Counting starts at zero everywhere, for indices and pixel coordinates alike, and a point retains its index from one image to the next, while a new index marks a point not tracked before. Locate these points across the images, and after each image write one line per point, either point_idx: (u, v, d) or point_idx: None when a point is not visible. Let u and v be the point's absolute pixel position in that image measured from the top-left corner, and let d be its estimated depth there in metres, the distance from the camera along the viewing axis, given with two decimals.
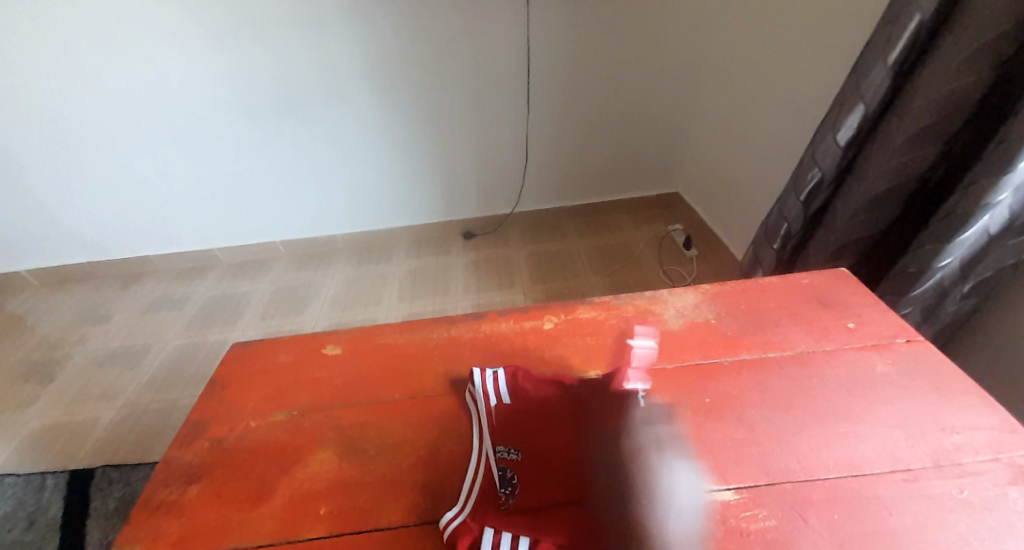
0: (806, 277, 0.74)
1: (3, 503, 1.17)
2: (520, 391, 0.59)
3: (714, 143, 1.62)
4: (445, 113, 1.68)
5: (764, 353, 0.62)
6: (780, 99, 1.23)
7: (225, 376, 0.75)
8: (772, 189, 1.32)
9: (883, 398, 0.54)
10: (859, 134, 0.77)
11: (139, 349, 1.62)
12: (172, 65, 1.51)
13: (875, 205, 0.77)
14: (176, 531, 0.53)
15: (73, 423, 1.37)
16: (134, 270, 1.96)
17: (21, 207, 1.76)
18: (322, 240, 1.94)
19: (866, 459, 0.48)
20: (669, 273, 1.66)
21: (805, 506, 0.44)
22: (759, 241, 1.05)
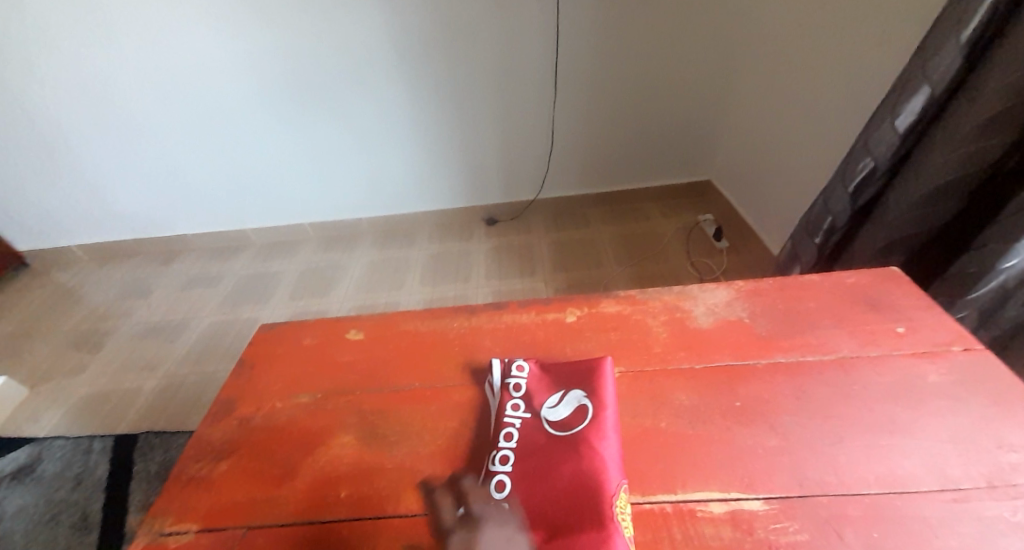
0: (851, 276, 0.69)
1: (53, 462, 1.26)
2: (532, 389, 0.57)
3: (752, 129, 1.54)
4: (472, 96, 1.65)
5: (801, 356, 0.58)
6: (827, 82, 1.14)
7: (254, 357, 0.77)
8: (813, 179, 1.24)
9: (932, 410, 0.50)
10: (920, 121, 0.71)
11: (177, 324, 1.69)
12: (205, 45, 1.51)
13: (933, 198, 0.71)
14: (205, 505, 0.55)
15: (117, 392, 1.45)
16: (173, 248, 2.04)
17: (69, 184, 1.84)
18: (348, 223, 1.96)
19: (911, 475, 0.44)
20: (698, 265, 1.60)
21: (842, 521, 0.41)
22: (800, 234, 0.99)
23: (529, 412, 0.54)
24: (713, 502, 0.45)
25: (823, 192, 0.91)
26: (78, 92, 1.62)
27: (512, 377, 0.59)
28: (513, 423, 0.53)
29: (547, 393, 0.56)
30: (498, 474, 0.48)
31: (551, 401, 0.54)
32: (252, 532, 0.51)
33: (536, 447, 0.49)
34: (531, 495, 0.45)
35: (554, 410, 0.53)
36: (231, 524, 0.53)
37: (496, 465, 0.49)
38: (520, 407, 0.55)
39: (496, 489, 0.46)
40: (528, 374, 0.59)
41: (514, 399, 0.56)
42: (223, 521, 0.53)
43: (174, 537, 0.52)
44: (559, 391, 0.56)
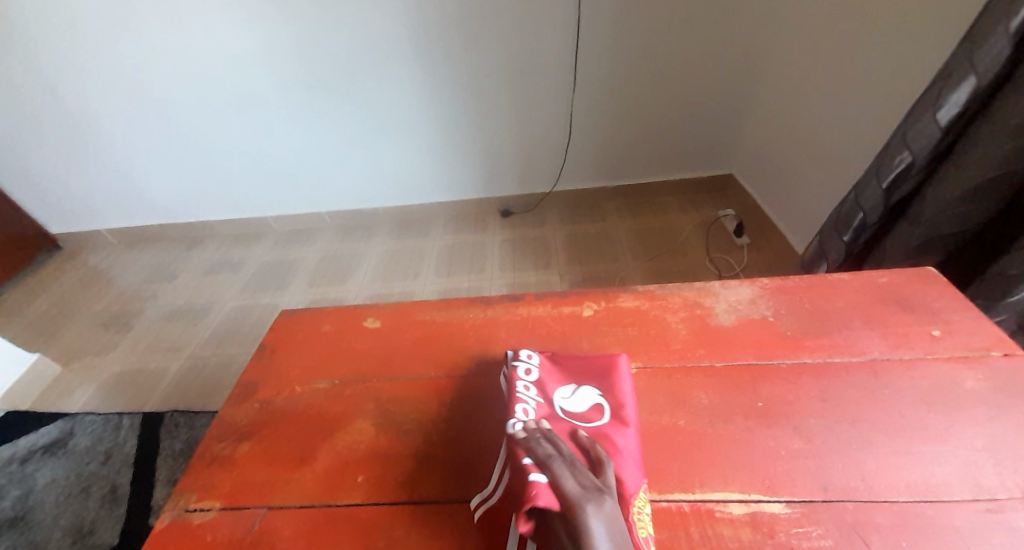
0: (884, 275, 0.67)
1: (85, 436, 1.31)
2: (545, 378, 0.56)
3: (778, 121, 1.48)
4: (490, 85, 1.62)
5: (828, 358, 0.56)
6: (860, 72, 1.10)
7: (274, 341, 0.78)
8: (844, 174, 1.20)
9: (968, 418, 0.48)
10: (963, 115, 0.67)
11: (200, 307, 1.74)
12: (226, 34, 1.52)
13: (973, 197, 0.68)
14: (229, 483, 0.57)
15: (144, 372, 1.50)
16: (196, 234, 2.09)
17: (98, 169, 1.89)
18: (365, 212, 1.98)
19: (943, 483, 0.43)
20: (717, 262, 1.57)
21: (867, 528, 0.40)
22: (828, 231, 0.96)
23: (543, 398, 0.53)
24: (731, 503, 0.44)
25: (854, 187, 0.87)
26: (106, 81, 1.65)
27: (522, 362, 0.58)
28: (527, 403, 0.51)
29: (561, 385, 0.55)
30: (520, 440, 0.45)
31: (564, 392, 0.54)
32: (271, 513, 0.53)
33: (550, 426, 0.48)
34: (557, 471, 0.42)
35: (568, 401, 0.53)
36: (252, 504, 0.54)
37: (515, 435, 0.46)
38: (532, 391, 0.54)
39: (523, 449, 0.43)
40: (540, 362, 0.58)
41: (523, 380, 0.55)
42: (245, 501, 0.54)
43: (198, 514, 0.54)
44: (573, 385, 0.55)
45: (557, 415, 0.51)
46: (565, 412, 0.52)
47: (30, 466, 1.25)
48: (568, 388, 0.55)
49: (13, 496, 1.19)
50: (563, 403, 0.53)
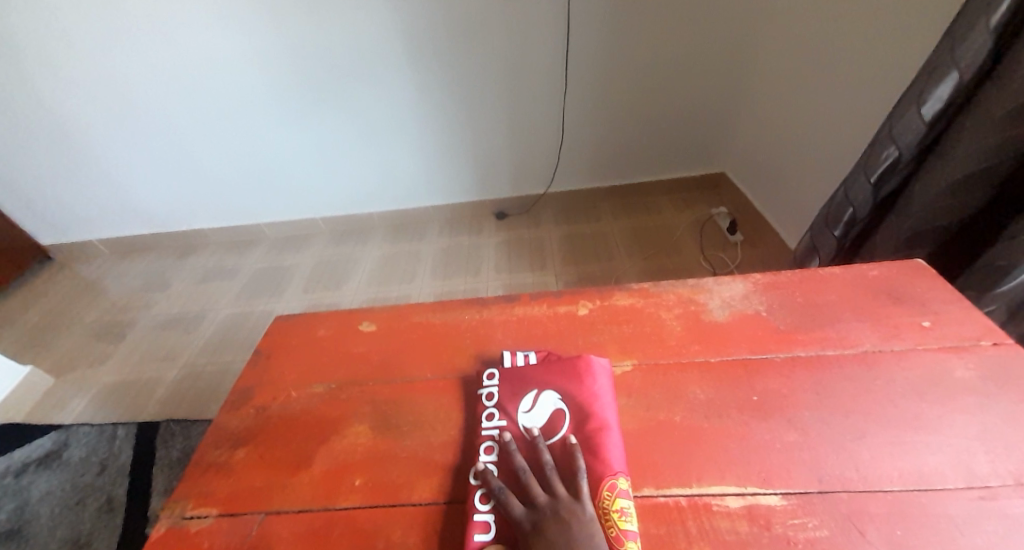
0: (874, 268, 0.67)
1: (79, 448, 1.30)
2: (504, 396, 0.56)
3: (769, 118, 1.49)
4: (483, 87, 1.63)
5: (821, 351, 0.57)
6: (849, 68, 1.11)
7: (269, 347, 0.78)
8: (834, 169, 1.21)
9: (961, 407, 0.48)
10: (948, 108, 0.68)
11: (195, 315, 1.73)
12: (217, 39, 1.52)
13: (958, 190, 0.69)
14: (225, 490, 0.56)
15: (139, 381, 1.49)
16: (189, 242, 2.08)
17: (88, 177, 1.88)
18: (360, 217, 1.98)
19: (937, 472, 0.43)
20: (711, 259, 1.58)
21: (863, 518, 0.40)
22: (818, 226, 0.97)
23: (506, 421, 0.54)
24: (729, 496, 0.44)
25: (843, 183, 0.88)
26: (96, 89, 1.64)
27: (485, 387, 0.59)
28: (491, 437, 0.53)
29: (523, 397, 0.55)
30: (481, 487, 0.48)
31: (526, 405, 0.54)
32: (268, 518, 0.52)
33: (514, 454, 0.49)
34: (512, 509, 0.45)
35: (531, 414, 0.53)
36: (249, 510, 0.54)
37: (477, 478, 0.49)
38: (496, 416, 0.55)
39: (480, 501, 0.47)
40: (500, 382, 0.59)
41: (489, 408, 0.56)
42: (243, 507, 0.54)
43: (194, 521, 0.54)
44: (534, 393, 0.55)
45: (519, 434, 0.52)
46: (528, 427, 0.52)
47: (23, 480, 1.24)
48: (529, 399, 0.55)
49: (7, 510, 1.18)
50: (525, 417, 0.53)
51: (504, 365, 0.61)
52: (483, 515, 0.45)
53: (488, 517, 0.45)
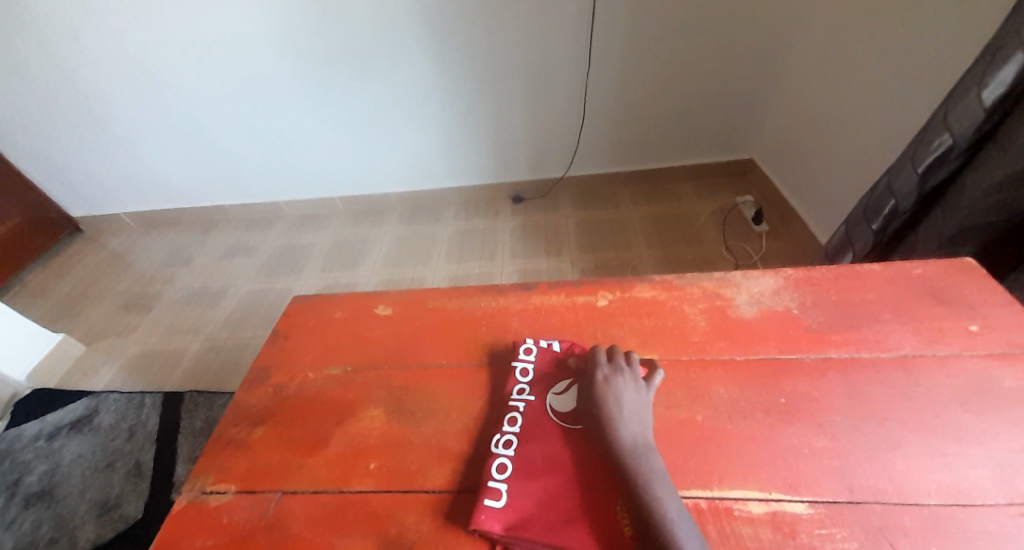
0: (917, 266, 0.64)
1: (109, 414, 1.35)
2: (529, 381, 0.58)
3: (805, 102, 1.41)
4: (503, 67, 1.58)
5: (856, 353, 0.54)
6: (899, 48, 1.03)
7: (287, 327, 0.78)
8: (874, 157, 1.14)
9: (1008, 418, 0.45)
10: (1011, 95, 0.62)
11: (217, 290, 1.76)
12: (236, 12, 1.49)
13: (1013, 185, 0.64)
14: (244, 465, 0.57)
15: (165, 352, 1.54)
16: (211, 217, 2.11)
17: (114, 151, 1.91)
18: (376, 197, 1.97)
19: (977, 487, 0.41)
20: (734, 249, 1.53)
21: (895, 531, 0.39)
22: (856, 219, 0.92)
23: (535, 395, 0.56)
24: (751, 501, 0.43)
25: (887, 172, 0.83)
26: (117, 64, 1.65)
27: (519, 360, 0.61)
28: (517, 407, 0.55)
29: (556, 380, 0.57)
30: (499, 457, 0.50)
31: (557, 388, 0.56)
32: (285, 496, 0.53)
33: (535, 435, 0.52)
34: (529, 486, 0.47)
35: (560, 396, 0.55)
36: (268, 486, 0.55)
37: (498, 448, 0.51)
38: (525, 391, 0.57)
39: (496, 470, 0.49)
40: (536, 357, 0.61)
41: (521, 383, 0.58)
42: (260, 484, 0.55)
43: (215, 496, 0.55)
44: (566, 378, 0.57)
45: (545, 415, 0.54)
46: (555, 410, 0.54)
47: (56, 443, 1.30)
48: (562, 384, 0.57)
49: (40, 470, 1.24)
50: (554, 399, 0.55)
51: (535, 346, 0.62)
52: (496, 484, 0.47)
53: (501, 486, 0.47)
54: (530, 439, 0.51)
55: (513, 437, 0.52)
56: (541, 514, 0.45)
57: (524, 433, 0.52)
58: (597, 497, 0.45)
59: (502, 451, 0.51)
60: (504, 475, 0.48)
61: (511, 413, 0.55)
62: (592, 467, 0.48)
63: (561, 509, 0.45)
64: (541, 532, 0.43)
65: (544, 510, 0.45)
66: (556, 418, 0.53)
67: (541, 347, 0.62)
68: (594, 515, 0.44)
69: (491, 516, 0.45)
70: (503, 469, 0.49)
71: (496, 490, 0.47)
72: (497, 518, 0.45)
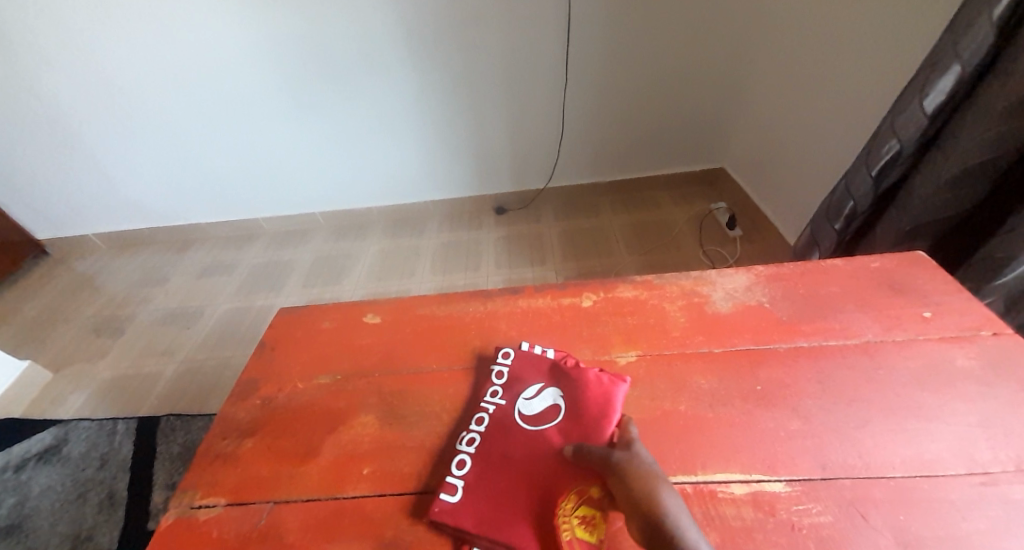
0: (876, 260, 0.68)
1: (80, 442, 1.30)
2: (515, 378, 0.59)
3: (769, 112, 1.49)
4: (482, 81, 1.62)
5: (823, 341, 0.58)
6: (850, 61, 1.11)
7: (274, 339, 0.78)
8: (834, 161, 1.21)
9: (962, 395, 0.49)
10: (949, 102, 0.69)
11: (194, 310, 1.73)
12: (216, 31, 1.50)
13: (957, 184, 0.70)
14: (233, 479, 0.57)
15: (139, 376, 1.49)
16: (187, 236, 2.07)
17: (83, 171, 1.86)
18: (360, 211, 1.97)
19: (938, 459, 0.44)
20: (710, 254, 1.59)
21: (867, 504, 0.41)
22: (819, 219, 0.98)
23: (506, 400, 0.57)
24: (734, 484, 0.45)
25: (844, 176, 0.89)
26: (90, 82, 1.63)
27: (498, 364, 0.62)
28: (486, 409, 0.57)
29: (527, 384, 0.58)
30: (461, 453, 0.53)
31: (528, 393, 0.57)
32: (278, 507, 0.53)
33: (498, 436, 0.53)
34: (484, 483, 0.49)
35: (530, 402, 0.56)
36: (258, 499, 0.54)
37: (462, 445, 0.54)
38: (498, 394, 0.58)
39: (456, 466, 0.51)
40: (513, 361, 0.62)
41: (495, 385, 0.59)
42: (250, 496, 0.55)
43: (204, 510, 0.54)
44: (539, 383, 0.58)
45: (512, 417, 0.55)
46: (523, 415, 0.55)
47: (24, 474, 1.24)
48: (532, 388, 0.58)
49: (9, 503, 1.18)
50: (523, 403, 0.56)
51: (521, 349, 0.63)
52: (454, 480, 0.50)
53: (459, 482, 0.50)
54: (494, 435, 0.54)
55: (478, 435, 0.54)
56: (492, 508, 0.47)
57: (490, 432, 0.54)
58: (546, 498, 0.47)
59: (465, 449, 0.53)
60: (463, 471, 0.51)
61: (479, 415, 0.56)
62: (547, 465, 0.49)
63: (508, 507, 0.47)
64: (486, 528, 0.46)
65: (495, 506, 0.47)
66: (522, 422, 0.54)
67: (524, 350, 0.63)
68: (539, 514, 0.46)
69: (443, 510, 0.47)
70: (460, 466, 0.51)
71: (451, 487, 0.49)
72: (450, 511, 0.47)
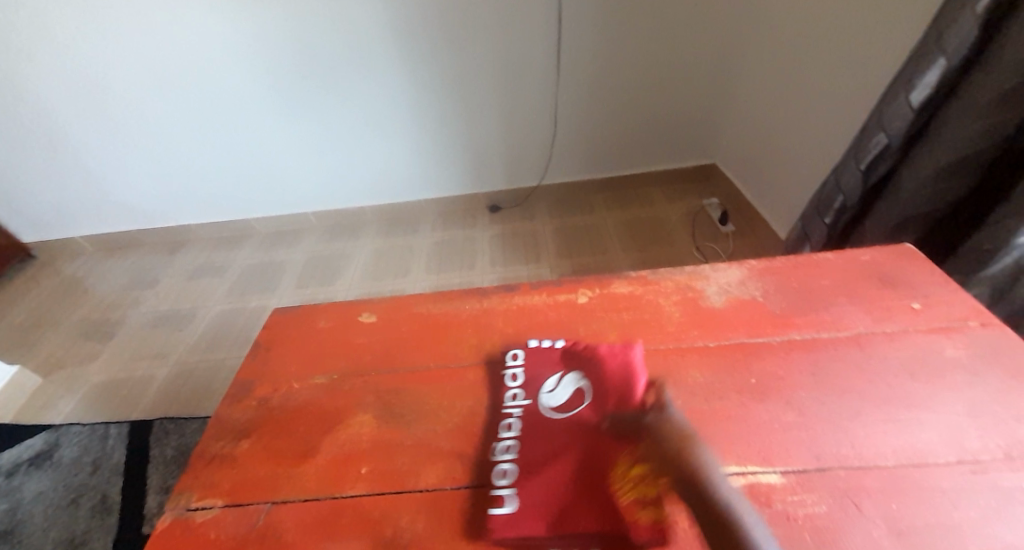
0: (866, 253, 0.69)
1: (71, 448, 1.28)
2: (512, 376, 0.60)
3: (759, 108, 1.50)
4: (473, 79, 1.61)
5: (815, 334, 0.58)
6: (839, 57, 1.12)
7: (269, 339, 0.77)
8: (824, 156, 1.22)
9: (951, 385, 0.50)
10: (934, 96, 0.70)
11: (186, 312, 1.71)
12: (204, 29, 1.48)
13: (944, 176, 0.71)
14: (230, 481, 0.57)
15: (131, 379, 1.47)
16: (177, 238, 2.05)
17: (69, 172, 1.83)
18: (353, 211, 1.96)
19: (928, 447, 0.45)
20: (704, 250, 1.60)
21: (859, 494, 0.42)
22: (811, 214, 0.99)
23: (530, 400, 0.57)
24: (730, 476, 0.46)
25: (834, 171, 0.90)
26: (74, 82, 1.60)
27: (510, 368, 0.62)
28: (512, 413, 0.56)
29: (545, 378, 0.59)
30: (501, 463, 0.51)
31: (549, 386, 0.58)
32: (275, 508, 0.53)
33: (534, 433, 0.53)
34: (534, 482, 0.48)
35: (554, 394, 0.57)
36: (255, 500, 0.54)
37: (499, 454, 0.52)
38: (519, 396, 0.58)
39: (501, 476, 0.49)
40: (524, 361, 0.63)
41: (512, 388, 0.59)
42: (248, 497, 0.54)
43: (200, 512, 0.54)
44: (558, 373, 0.59)
45: (542, 414, 0.55)
46: (551, 407, 0.55)
47: (15, 480, 1.23)
48: (552, 380, 0.58)
49: None
50: (546, 398, 0.56)
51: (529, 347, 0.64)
52: (503, 491, 0.48)
53: (509, 492, 0.47)
54: (528, 436, 0.53)
55: (512, 439, 0.53)
56: (549, 506, 0.46)
57: (522, 434, 0.53)
58: (600, 478, 0.46)
59: (505, 456, 0.52)
60: (510, 480, 0.49)
61: (508, 420, 0.55)
62: (590, 447, 0.49)
63: (566, 496, 0.46)
64: (550, 525, 0.44)
65: (551, 502, 0.46)
66: (551, 414, 0.54)
67: (532, 348, 0.64)
68: (599, 497, 0.45)
69: (502, 523, 0.45)
70: (504, 475, 0.50)
71: (505, 497, 0.47)
72: (509, 523, 0.45)
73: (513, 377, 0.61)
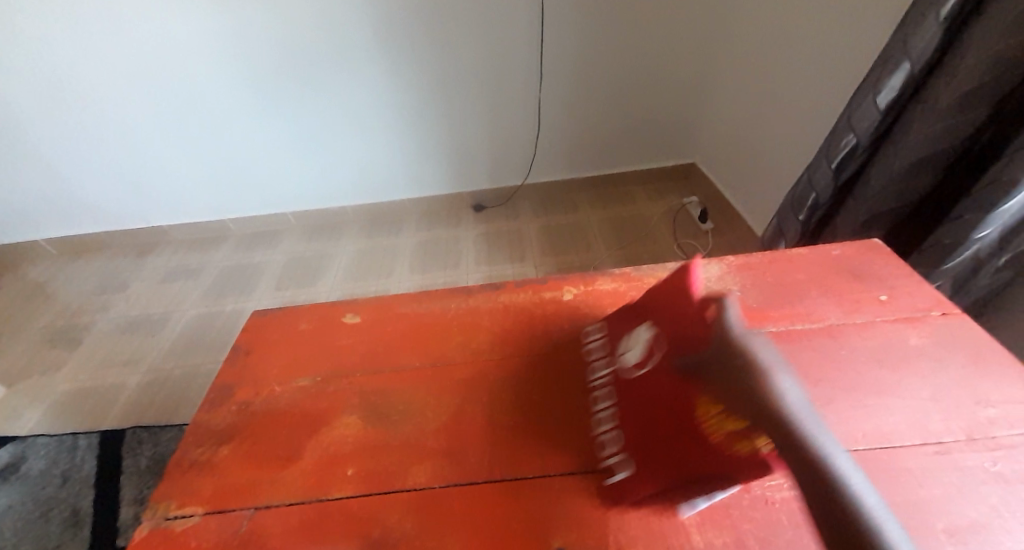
0: (837, 248, 0.72)
1: (39, 460, 1.23)
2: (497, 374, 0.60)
3: (736, 108, 1.54)
4: (455, 78, 1.61)
5: (791, 326, 0.60)
6: (810, 58, 1.15)
7: (248, 342, 0.75)
8: (797, 155, 1.26)
9: (917, 372, 0.53)
10: (899, 99, 0.73)
11: (159, 317, 1.65)
12: (176, 24, 1.44)
13: (909, 175, 0.75)
14: (210, 487, 0.55)
15: (101, 387, 1.42)
16: (148, 240, 1.98)
17: (30, 172, 1.75)
18: (333, 211, 1.93)
19: (896, 431, 0.47)
20: (684, 247, 1.63)
21: None
22: (784, 211, 1.02)
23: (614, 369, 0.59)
24: None
25: (806, 169, 0.93)
26: (34, 78, 1.53)
27: (589, 345, 0.64)
28: (600, 387, 0.58)
29: (621, 344, 0.60)
30: (601, 435, 0.53)
31: (626, 349, 0.58)
32: (259, 513, 0.52)
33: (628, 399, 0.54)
34: (639, 445, 0.49)
35: (630, 354, 0.57)
36: (238, 506, 0.53)
37: (598, 426, 0.54)
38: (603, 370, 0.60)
39: (603, 447, 0.52)
40: (603, 333, 0.64)
41: (595, 363, 0.61)
42: (231, 503, 0.53)
43: (181, 520, 0.52)
44: (630, 334, 0.59)
45: (627, 378, 0.56)
46: (631, 367, 0.56)
47: None
48: (627, 343, 0.58)
49: None
50: (626, 360, 0.57)
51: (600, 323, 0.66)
52: (610, 461, 0.50)
53: (616, 461, 0.50)
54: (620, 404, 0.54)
55: (608, 411, 0.55)
56: (659, 463, 0.47)
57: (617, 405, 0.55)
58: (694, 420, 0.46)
59: (603, 428, 0.54)
60: (614, 450, 0.51)
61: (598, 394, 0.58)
62: (676, 394, 0.49)
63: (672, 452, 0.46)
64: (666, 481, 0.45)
65: (661, 460, 0.47)
66: (634, 373, 0.55)
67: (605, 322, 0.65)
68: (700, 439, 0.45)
69: (621, 489, 0.47)
70: (609, 445, 0.52)
71: (617, 465, 0.49)
72: (627, 488, 0.47)
73: (591, 354, 0.63)
